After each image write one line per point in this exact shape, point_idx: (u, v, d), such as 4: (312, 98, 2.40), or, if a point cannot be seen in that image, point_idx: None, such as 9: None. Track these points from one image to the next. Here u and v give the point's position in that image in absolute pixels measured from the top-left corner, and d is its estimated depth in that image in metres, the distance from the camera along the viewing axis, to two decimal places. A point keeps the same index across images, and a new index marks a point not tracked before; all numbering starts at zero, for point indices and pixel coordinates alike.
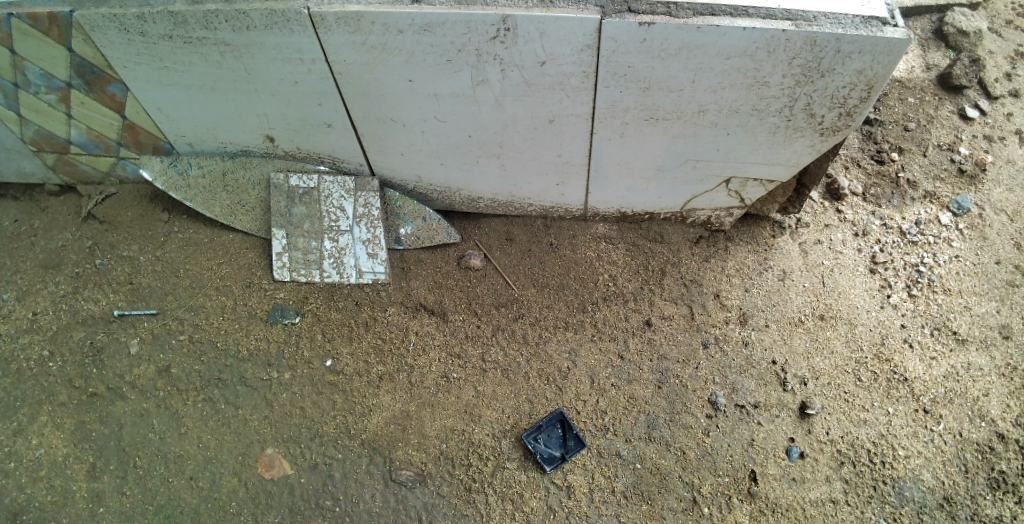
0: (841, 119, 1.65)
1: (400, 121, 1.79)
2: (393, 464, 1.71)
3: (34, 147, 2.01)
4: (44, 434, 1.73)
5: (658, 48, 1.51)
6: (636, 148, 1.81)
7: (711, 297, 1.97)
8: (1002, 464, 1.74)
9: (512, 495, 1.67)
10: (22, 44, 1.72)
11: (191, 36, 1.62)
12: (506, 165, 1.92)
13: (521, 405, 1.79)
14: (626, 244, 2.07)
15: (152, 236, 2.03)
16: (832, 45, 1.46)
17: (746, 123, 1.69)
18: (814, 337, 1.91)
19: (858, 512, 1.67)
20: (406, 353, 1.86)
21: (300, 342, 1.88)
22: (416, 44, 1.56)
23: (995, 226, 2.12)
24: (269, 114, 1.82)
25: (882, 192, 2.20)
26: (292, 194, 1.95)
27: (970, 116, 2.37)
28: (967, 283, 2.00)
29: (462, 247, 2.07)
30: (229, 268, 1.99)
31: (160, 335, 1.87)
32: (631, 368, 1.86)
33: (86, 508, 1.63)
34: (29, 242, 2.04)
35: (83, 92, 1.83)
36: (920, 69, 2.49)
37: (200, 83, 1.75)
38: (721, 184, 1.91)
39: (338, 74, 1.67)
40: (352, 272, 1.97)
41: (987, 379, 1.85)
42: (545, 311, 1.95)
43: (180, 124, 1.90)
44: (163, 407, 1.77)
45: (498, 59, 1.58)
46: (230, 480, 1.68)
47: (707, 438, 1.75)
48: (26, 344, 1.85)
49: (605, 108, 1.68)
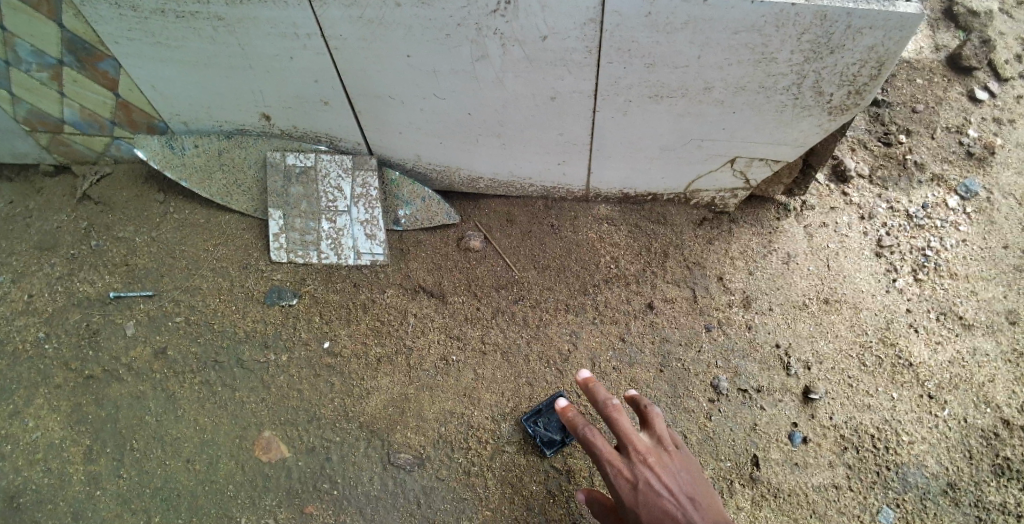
0: (850, 98, 1.61)
1: (399, 98, 1.76)
2: (392, 447, 1.69)
3: (27, 126, 1.98)
4: (40, 416, 1.71)
5: (663, 22, 1.47)
6: (640, 126, 1.77)
7: (714, 279, 1.95)
8: (1007, 450, 1.72)
9: (512, 478, 1.65)
10: (12, 20, 1.69)
11: (184, 10, 1.58)
12: (507, 144, 1.89)
13: (520, 388, 1.77)
14: (628, 225, 2.04)
15: (147, 216, 2.00)
16: (843, 20, 1.42)
17: (753, 101, 1.65)
18: (818, 321, 1.88)
19: (861, 498, 1.66)
20: (405, 335, 1.84)
21: (297, 323, 1.85)
22: (414, 18, 1.53)
23: (1003, 210, 2.08)
24: (264, 90, 1.79)
25: (889, 175, 2.16)
26: (289, 174, 1.92)
27: (979, 98, 2.32)
28: (975, 268, 1.97)
29: (462, 229, 2.04)
30: (225, 249, 1.96)
31: (156, 316, 1.85)
32: (632, 352, 1.83)
33: (83, 491, 1.62)
34: (24, 224, 2.01)
35: (75, 69, 1.79)
36: (930, 50, 2.44)
37: (194, 59, 1.71)
38: (726, 164, 1.88)
39: (334, 49, 1.63)
40: (350, 254, 1.95)
41: (993, 365, 1.83)
42: (546, 294, 1.92)
43: (174, 102, 1.86)
44: (159, 389, 1.75)
45: (499, 33, 1.54)
46: (227, 462, 1.66)
47: (709, 423, 1.73)
48: (21, 326, 1.83)
49: (608, 84, 1.65)
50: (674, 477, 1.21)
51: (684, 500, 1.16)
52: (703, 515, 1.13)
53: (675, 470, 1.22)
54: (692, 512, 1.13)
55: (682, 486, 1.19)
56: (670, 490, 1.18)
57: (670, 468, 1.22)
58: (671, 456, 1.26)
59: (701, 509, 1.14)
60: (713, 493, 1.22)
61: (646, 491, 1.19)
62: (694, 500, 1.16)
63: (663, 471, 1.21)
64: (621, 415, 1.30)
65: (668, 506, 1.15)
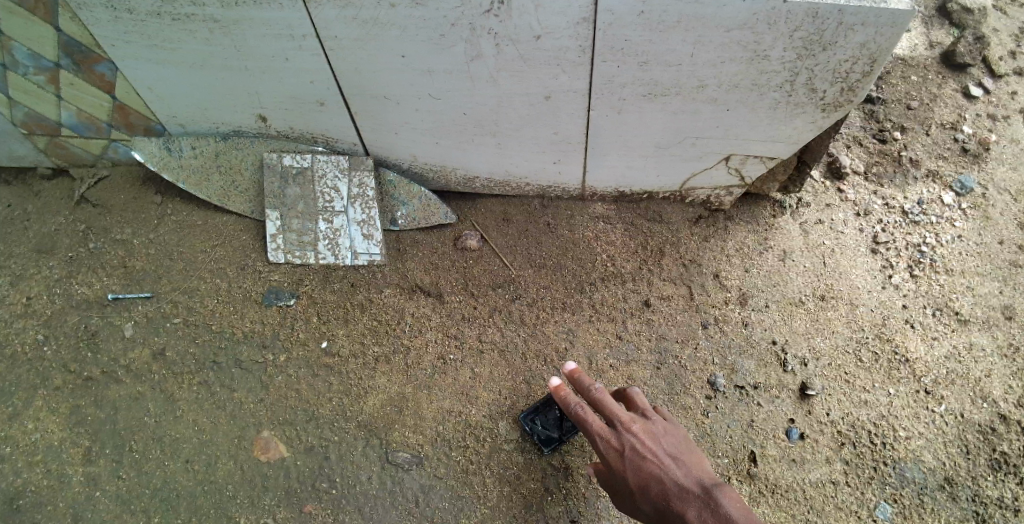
0: (843, 95, 1.62)
1: (394, 99, 1.77)
2: (390, 446, 1.69)
3: (24, 129, 1.99)
4: (39, 418, 1.71)
5: (656, 21, 1.48)
6: (635, 124, 1.78)
7: (710, 277, 1.95)
8: (1004, 445, 1.72)
9: (510, 477, 1.66)
10: (9, 24, 1.70)
11: (179, 12, 1.59)
12: (502, 143, 1.89)
13: (518, 387, 1.77)
14: (624, 223, 2.05)
15: (145, 219, 2.00)
16: (834, 17, 1.43)
17: (746, 99, 1.66)
18: (815, 318, 1.89)
19: (859, 494, 1.66)
20: (403, 335, 1.85)
21: (295, 323, 1.86)
22: (408, 18, 1.53)
23: (998, 206, 2.09)
24: (260, 92, 1.79)
25: (884, 171, 2.17)
26: (286, 175, 1.93)
27: (974, 95, 2.33)
28: (971, 263, 1.98)
29: (459, 228, 2.05)
30: (223, 251, 1.96)
31: (154, 318, 1.85)
32: (629, 349, 1.84)
33: (82, 492, 1.62)
34: (22, 227, 2.01)
35: (72, 72, 1.80)
36: (924, 47, 2.45)
37: (191, 61, 1.72)
38: (721, 161, 1.89)
39: (329, 50, 1.64)
40: (348, 254, 1.95)
41: (989, 360, 1.83)
42: (543, 292, 1.93)
43: (171, 104, 1.87)
44: (158, 390, 1.75)
45: (493, 33, 1.55)
46: (226, 462, 1.67)
47: (706, 420, 1.74)
48: (21, 329, 1.83)
49: (602, 83, 1.65)
50: (657, 441, 1.38)
51: (667, 461, 1.34)
52: (684, 472, 1.32)
53: (657, 435, 1.40)
54: (674, 470, 1.32)
55: (664, 449, 1.37)
56: (655, 453, 1.35)
57: (653, 433, 1.40)
58: (653, 422, 1.43)
59: (682, 467, 1.33)
60: (690, 450, 1.41)
61: (633, 456, 1.35)
62: (675, 459, 1.35)
63: (647, 437, 1.39)
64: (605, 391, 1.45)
65: (653, 468, 1.33)
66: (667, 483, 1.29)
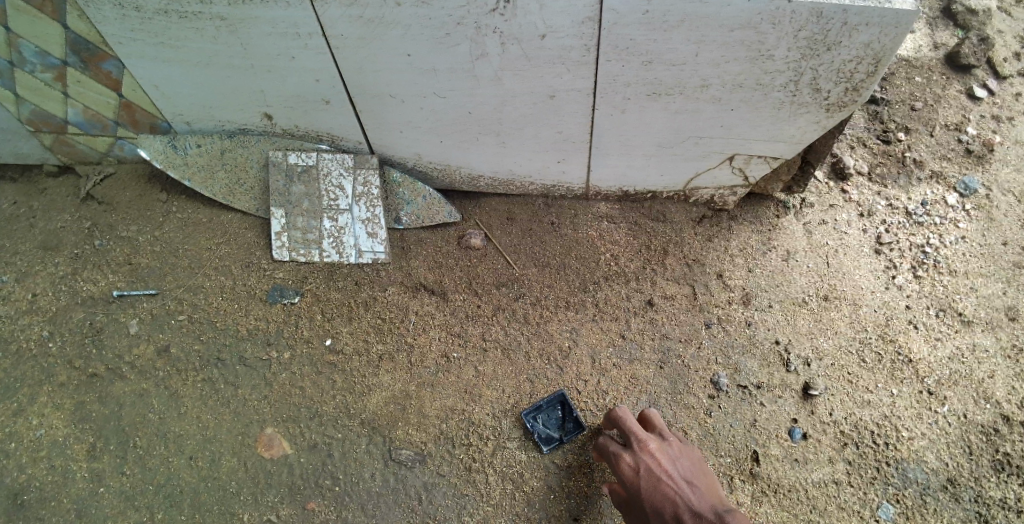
0: (847, 95, 1.62)
1: (398, 97, 1.77)
2: (394, 443, 1.70)
3: (30, 127, 1.99)
4: (44, 414, 1.72)
5: (660, 20, 1.48)
6: (638, 124, 1.78)
7: (714, 277, 1.95)
8: (1007, 446, 1.72)
9: (513, 475, 1.66)
10: (16, 21, 1.71)
11: (186, 11, 1.60)
12: (506, 143, 1.90)
13: (521, 385, 1.78)
14: (628, 223, 2.05)
15: (150, 216, 2.01)
16: (838, 17, 1.43)
17: (749, 99, 1.67)
18: (818, 318, 1.89)
19: (861, 494, 1.66)
20: (407, 333, 1.85)
21: (299, 321, 1.86)
22: (413, 17, 1.54)
23: (1002, 207, 2.09)
24: (266, 90, 1.80)
25: (888, 172, 2.17)
26: (291, 173, 1.94)
27: (978, 96, 2.33)
28: (974, 264, 1.98)
29: (463, 227, 2.06)
30: (227, 248, 1.97)
31: (159, 315, 1.86)
32: (632, 348, 1.84)
33: (86, 488, 1.63)
34: (28, 224, 2.02)
35: (79, 70, 1.81)
36: (928, 48, 2.45)
37: (197, 59, 1.73)
38: (724, 161, 1.89)
39: (334, 49, 1.65)
40: (352, 252, 1.96)
41: (992, 361, 1.83)
42: (546, 291, 1.93)
43: (176, 102, 1.88)
44: (163, 387, 1.76)
45: (497, 32, 1.55)
46: (229, 459, 1.67)
47: (709, 419, 1.74)
48: (26, 325, 1.84)
49: (605, 82, 1.66)
50: (672, 463, 1.44)
51: (681, 483, 1.40)
52: (697, 496, 1.37)
53: (673, 456, 1.46)
54: (687, 493, 1.37)
55: (679, 471, 1.42)
56: (669, 474, 1.41)
57: (670, 455, 1.46)
58: (670, 444, 1.49)
59: (695, 491, 1.38)
60: (705, 473, 1.46)
61: (648, 476, 1.42)
62: (690, 483, 1.40)
63: (663, 458, 1.45)
64: (626, 412, 1.53)
65: (667, 489, 1.39)
66: (680, 505, 1.36)
